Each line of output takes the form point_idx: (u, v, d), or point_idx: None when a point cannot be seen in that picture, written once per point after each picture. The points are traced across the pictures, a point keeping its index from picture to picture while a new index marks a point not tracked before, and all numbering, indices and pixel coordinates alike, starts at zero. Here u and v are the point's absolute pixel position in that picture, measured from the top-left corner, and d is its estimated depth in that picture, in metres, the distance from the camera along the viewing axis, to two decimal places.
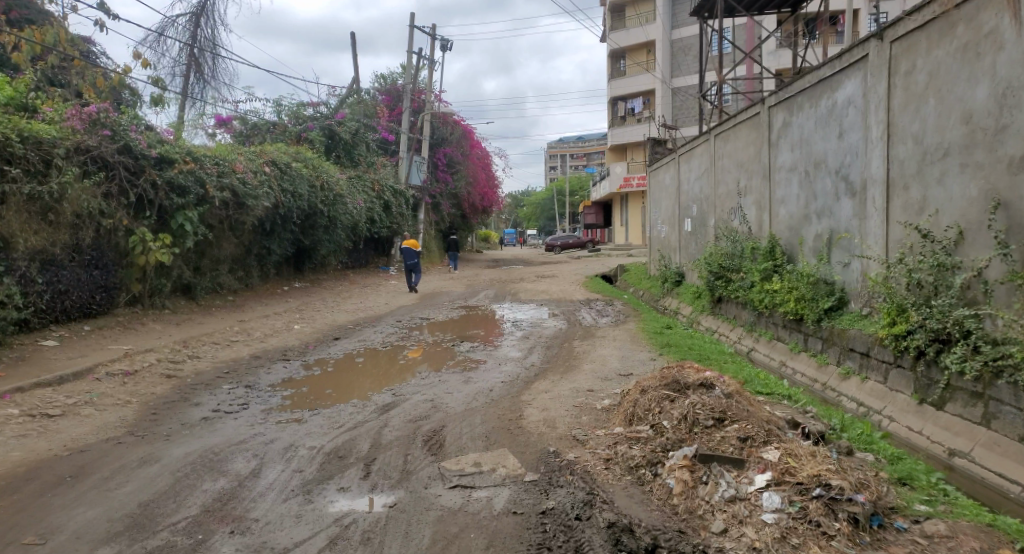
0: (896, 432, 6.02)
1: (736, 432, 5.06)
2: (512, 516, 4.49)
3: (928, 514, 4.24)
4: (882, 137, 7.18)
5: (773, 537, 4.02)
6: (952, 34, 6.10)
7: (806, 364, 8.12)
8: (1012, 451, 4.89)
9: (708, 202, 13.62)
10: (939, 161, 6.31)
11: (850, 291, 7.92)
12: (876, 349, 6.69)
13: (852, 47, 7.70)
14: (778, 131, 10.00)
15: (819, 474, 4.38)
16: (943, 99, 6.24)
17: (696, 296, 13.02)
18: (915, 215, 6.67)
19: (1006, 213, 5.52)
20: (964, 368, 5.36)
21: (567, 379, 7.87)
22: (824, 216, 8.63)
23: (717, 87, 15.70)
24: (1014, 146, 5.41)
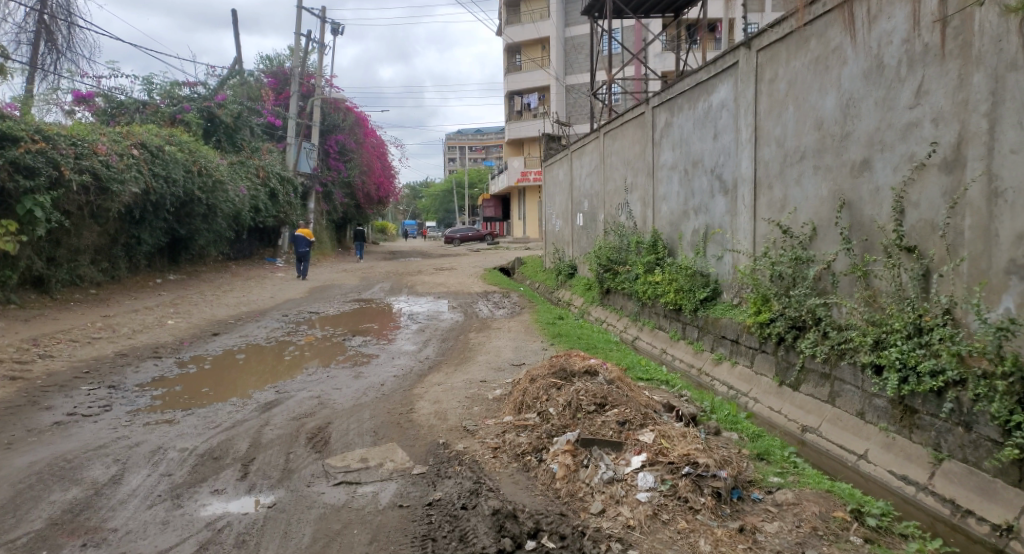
0: (759, 413, 6.54)
1: (615, 416, 5.30)
2: (397, 509, 4.48)
3: (779, 485, 4.64)
4: (750, 140, 7.73)
5: (646, 514, 4.24)
6: (806, 48, 6.65)
7: (683, 351, 8.61)
8: (851, 425, 5.43)
9: (598, 197, 14.06)
10: (797, 164, 6.88)
11: (723, 282, 8.48)
12: (744, 336, 7.21)
13: (725, 54, 8.22)
14: (660, 131, 10.51)
15: (688, 453, 4.67)
16: (799, 106, 6.79)
17: (587, 288, 13.44)
18: (778, 213, 7.23)
19: (850, 212, 6.09)
20: (815, 352, 5.89)
21: (461, 371, 7.90)
22: (701, 212, 9.16)
23: (608, 85, 16.10)
24: (856, 151, 5.97)
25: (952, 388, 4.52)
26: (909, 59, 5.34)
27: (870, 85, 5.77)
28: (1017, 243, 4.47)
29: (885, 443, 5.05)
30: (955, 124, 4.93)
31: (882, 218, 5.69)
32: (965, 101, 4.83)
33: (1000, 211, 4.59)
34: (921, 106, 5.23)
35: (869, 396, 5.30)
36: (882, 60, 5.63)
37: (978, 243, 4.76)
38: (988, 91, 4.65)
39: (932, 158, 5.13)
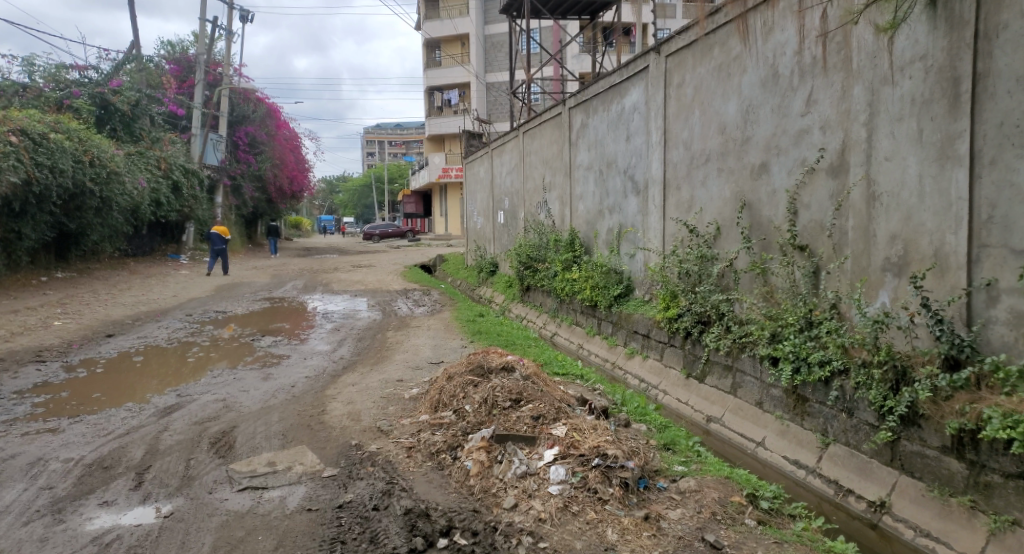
0: (668, 405, 6.79)
1: (530, 411, 5.36)
2: (305, 513, 4.35)
3: (683, 473, 4.83)
4: (660, 142, 8.00)
5: (557, 506, 4.28)
6: (710, 55, 6.94)
7: (599, 346, 8.81)
8: (750, 414, 5.73)
9: (518, 195, 14.18)
10: (702, 166, 7.18)
11: (635, 279, 8.73)
12: (655, 331, 7.46)
13: (636, 58, 8.47)
14: (577, 131, 10.71)
15: (598, 445, 4.78)
16: (704, 111, 7.09)
17: (508, 285, 13.52)
18: (685, 213, 7.52)
19: (750, 213, 6.41)
20: (719, 345, 6.18)
21: (377, 371, 7.77)
22: (615, 211, 9.40)
23: (527, 84, 16.20)
24: (756, 155, 6.29)
25: (837, 377, 4.83)
26: (800, 70, 5.67)
27: (767, 93, 6.09)
28: (891, 243, 4.83)
29: (781, 430, 5.36)
30: (839, 132, 5.28)
31: (778, 219, 6.03)
32: (848, 110, 5.18)
33: (877, 213, 4.94)
34: (810, 114, 5.56)
35: (767, 387, 5.61)
36: (777, 69, 5.95)
37: (859, 242, 5.11)
38: (866, 102, 5.00)
39: (821, 163, 5.48)
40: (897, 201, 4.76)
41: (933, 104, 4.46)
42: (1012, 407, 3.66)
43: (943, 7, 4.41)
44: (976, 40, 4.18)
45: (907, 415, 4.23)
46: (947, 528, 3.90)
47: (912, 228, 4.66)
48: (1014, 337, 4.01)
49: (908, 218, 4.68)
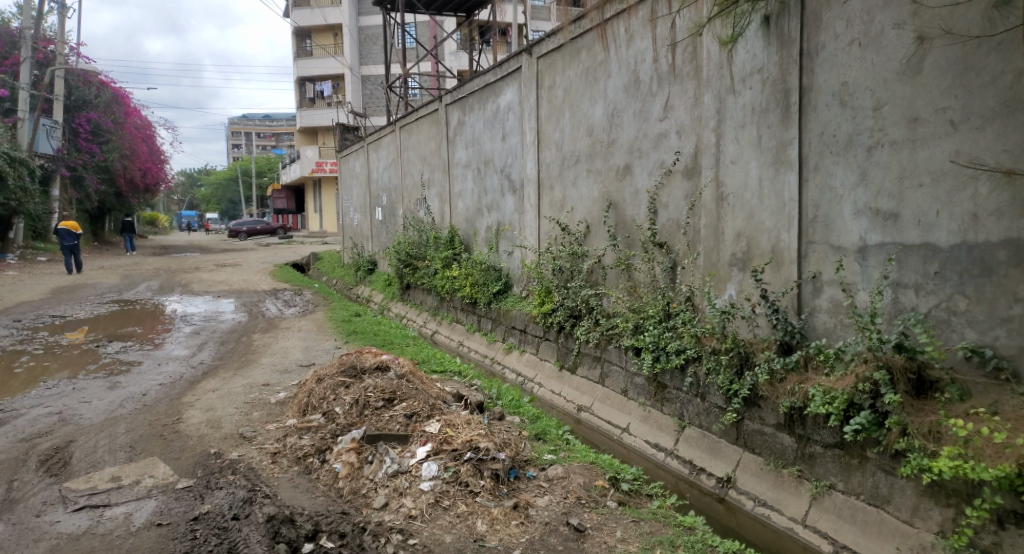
0: (542, 397, 6.99)
1: (403, 410, 5.32)
2: (154, 529, 4.06)
3: (552, 462, 4.98)
4: (534, 143, 8.20)
5: (428, 502, 4.27)
6: (578, 59, 7.21)
7: (478, 342, 8.89)
8: (616, 402, 6.03)
9: (396, 192, 13.99)
10: (572, 167, 7.44)
11: (513, 276, 8.89)
12: (531, 326, 7.64)
13: (509, 59, 8.63)
14: (453, 129, 10.73)
15: (471, 439, 4.82)
16: (573, 113, 7.35)
17: (387, 283, 13.29)
18: (558, 212, 7.78)
19: (616, 212, 6.74)
20: (589, 338, 6.45)
21: (241, 375, 7.38)
22: (493, 210, 9.52)
23: (403, 79, 15.93)
24: (620, 157, 6.62)
25: (691, 364, 5.18)
26: (658, 77, 6.02)
27: (629, 98, 6.41)
28: (736, 239, 5.26)
29: (643, 416, 5.68)
30: (692, 136, 5.67)
31: (640, 217, 6.38)
32: (699, 117, 5.57)
33: (725, 212, 5.36)
34: (668, 119, 5.92)
35: (631, 375, 5.92)
36: (638, 76, 6.29)
37: (710, 240, 5.52)
38: (714, 110, 5.40)
39: (677, 165, 5.86)
40: (741, 201, 5.19)
41: (769, 114, 4.89)
42: (830, 384, 4.04)
43: (774, 25, 4.85)
44: (801, 57, 4.64)
45: (749, 397, 4.62)
46: (780, 496, 4.27)
47: (753, 227, 5.10)
48: (834, 323, 4.49)
49: (750, 217, 5.12)
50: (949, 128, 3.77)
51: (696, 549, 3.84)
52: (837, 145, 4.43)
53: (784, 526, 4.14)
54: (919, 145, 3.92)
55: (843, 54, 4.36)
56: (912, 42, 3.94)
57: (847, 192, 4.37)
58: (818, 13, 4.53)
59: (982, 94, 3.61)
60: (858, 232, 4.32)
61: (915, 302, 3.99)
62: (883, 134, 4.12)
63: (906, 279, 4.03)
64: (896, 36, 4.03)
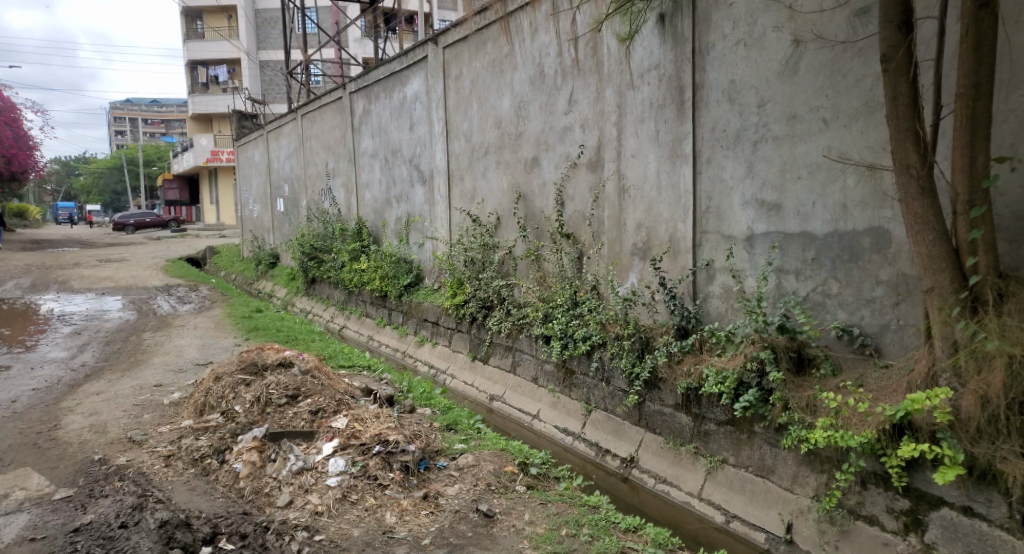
0: (455, 388, 7.02)
1: (308, 406, 5.21)
2: (27, 544, 3.79)
3: (462, 451, 5.02)
4: (442, 133, 8.18)
5: (335, 498, 4.20)
6: (484, 50, 7.25)
7: (389, 336, 8.78)
8: (527, 390, 6.15)
9: (299, 182, 13.54)
10: (482, 158, 7.48)
11: (425, 268, 8.84)
12: (443, 318, 7.64)
13: (415, 47, 8.54)
14: (359, 117, 10.52)
15: (379, 433, 4.79)
16: (481, 105, 7.38)
17: (291, 277, 12.87)
18: (469, 203, 7.81)
19: (525, 204, 6.85)
20: (500, 328, 6.53)
21: (129, 377, 6.97)
22: (402, 201, 9.42)
23: (304, 65, 15.35)
24: (528, 149, 6.72)
25: (597, 350, 5.36)
26: (562, 71, 6.15)
27: (535, 90, 6.52)
28: (637, 230, 5.48)
29: (552, 402, 5.83)
30: (595, 130, 5.84)
31: (548, 209, 6.51)
32: (602, 111, 5.74)
33: (627, 204, 5.57)
34: (572, 112, 6.07)
35: (541, 363, 6.04)
36: (543, 68, 6.40)
37: (613, 230, 5.73)
38: (616, 104, 5.59)
39: (581, 158, 6.02)
40: (641, 193, 5.41)
41: (665, 109, 5.12)
42: (721, 365, 4.30)
43: (669, 24, 5.07)
44: (693, 55, 4.88)
45: (650, 379, 4.83)
46: (678, 473, 4.51)
47: (652, 218, 5.33)
48: (726, 308, 4.80)
49: (649, 209, 5.35)
50: (822, 125, 4.08)
51: (600, 526, 3.98)
52: (726, 140, 4.69)
53: (682, 500, 4.37)
54: (797, 141, 4.22)
55: (730, 54, 4.62)
56: (790, 44, 4.23)
57: (736, 184, 4.65)
58: (708, 14, 4.77)
59: (849, 95, 3.93)
60: (745, 222, 4.61)
61: (795, 286, 4.31)
62: (766, 130, 4.41)
63: (787, 265, 4.35)
64: (776, 38, 4.31)
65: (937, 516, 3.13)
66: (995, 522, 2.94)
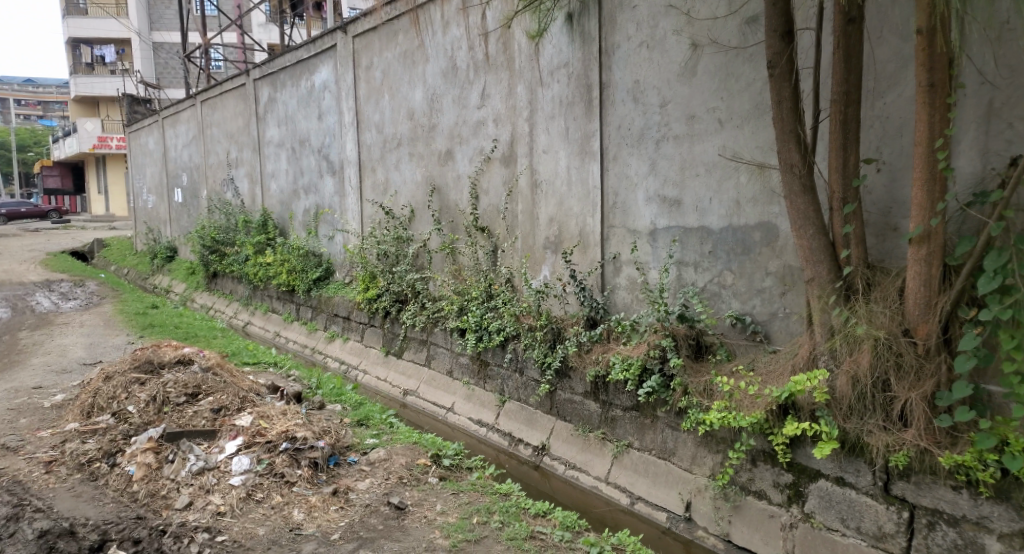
0: (368, 383, 6.93)
1: (209, 405, 5.00)
2: None
3: (374, 445, 4.96)
4: (352, 124, 8.03)
5: (239, 497, 4.07)
6: (395, 41, 7.17)
7: (297, 332, 8.53)
8: (441, 383, 6.16)
9: (199, 171, 12.89)
10: (394, 150, 7.40)
11: (335, 262, 8.65)
12: (355, 313, 7.51)
13: (324, 35, 8.32)
14: (264, 105, 10.13)
15: (287, 430, 4.66)
16: (393, 96, 7.30)
17: (190, 272, 12.24)
18: (381, 195, 7.71)
19: (439, 197, 6.84)
20: (414, 322, 6.49)
21: (4, 379, 6.44)
22: (311, 192, 9.17)
23: (203, 49, 14.59)
24: (441, 142, 6.71)
25: (511, 342, 5.43)
26: (474, 65, 6.18)
27: (448, 83, 6.52)
28: (549, 224, 5.60)
29: (467, 395, 5.86)
30: (508, 125, 5.91)
31: (463, 203, 6.54)
32: (513, 106, 5.82)
33: (539, 198, 5.67)
34: (485, 107, 6.12)
35: (456, 356, 6.07)
36: (455, 62, 6.41)
37: (526, 224, 5.83)
38: (527, 100, 5.68)
39: (495, 152, 6.08)
40: (552, 188, 5.53)
41: (574, 106, 5.26)
42: (627, 353, 4.49)
43: (577, 24, 5.20)
44: (600, 55, 5.03)
45: (561, 368, 4.95)
46: (587, 459, 4.66)
47: (563, 212, 5.46)
48: (632, 299, 4.99)
49: (561, 203, 5.47)
50: (718, 126, 4.31)
51: (511, 512, 4.06)
52: (631, 138, 4.87)
53: (591, 485, 4.52)
54: (696, 140, 4.45)
55: (634, 55, 4.80)
56: (688, 48, 4.44)
57: (640, 180, 4.84)
58: (613, 15, 4.93)
59: (741, 98, 4.17)
60: (649, 217, 4.81)
61: (694, 278, 4.55)
62: (668, 129, 4.62)
63: (687, 258, 4.57)
64: (676, 41, 4.52)
65: (815, 488, 3.39)
66: (862, 490, 3.21)
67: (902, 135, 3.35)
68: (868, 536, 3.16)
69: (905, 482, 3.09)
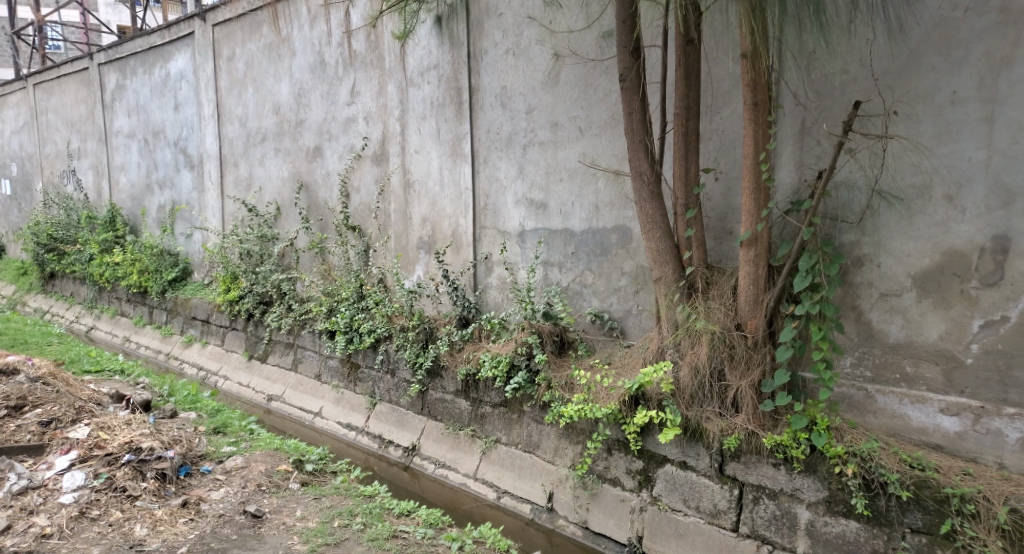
0: (229, 389, 6.60)
1: (38, 417, 4.56)
2: None
3: (231, 453, 4.73)
4: (212, 116, 7.60)
5: (70, 516, 3.75)
6: (258, 32, 6.88)
7: (150, 337, 7.94)
8: (309, 387, 5.99)
9: (32, 161, 11.64)
10: (259, 145, 7.09)
11: (193, 262, 8.14)
12: (215, 315, 7.11)
13: (180, 21, 7.82)
14: (111, 93, 9.33)
15: (130, 440, 4.34)
16: (257, 89, 6.99)
17: (22, 272, 11.02)
18: (244, 191, 7.36)
19: (307, 194, 6.64)
20: (280, 324, 6.25)
21: None
22: (165, 187, 8.57)
23: (35, 26, 13.16)
24: (309, 138, 6.52)
25: (382, 342, 5.37)
26: (342, 62, 6.07)
27: (316, 79, 6.34)
28: (422, 224, 5.61)
29: (336, 399, 5.74)
30: (379, 123, 5.85)
31: (332, 201, 6.39)
32: (384, 105, 5.77)
33: (411, 198, 5.67)
34: (355, 104, 6.01)
35: (324, 358, 5.91)
36: (323, 58, 6.25)
37: (399, 224, 5.80)
38: (398, 100, 5.65)
39: (365, 150, 6.00)
40: (424, 188, 5.55)
41: (445, 108, 5.30)
42: (496, 350, 4.59)
43: (445, 27, 5.24)
44: (469, 59, 5.11)
45: (432, 368, 4.97)
46: (456, 456, 4.71)
47: (435, 213, 5.50)
48: (502, 298, 5.11)
49: (433, 204, 5.50)
50: (578, 134, 4.52)
51: (374, 513, 4.03)
52: (499, 142, 4.99)
53: (459, 482, 4.58)
54: (559, 146, 4.64)
55: (501, 61, 4.92)
56: (551, 57, 4.62)
57: (509, 183, 4.97)
58: (480, 21, 5.02)
59: (599, 107, 4.40)
60: (518, 219, 4.94)
61: (559, 277, 4.73)
62: (533, 135, 4.77)
63: (552, 258, 4.75)
64: (539, 50, 4.69)
65: (663, 472, 3.65)
66: (701, 471, 3.50)
67: (735, 148, 3.69)
68: (706, 513, 3.47)
69: (736, 462, 3.40)
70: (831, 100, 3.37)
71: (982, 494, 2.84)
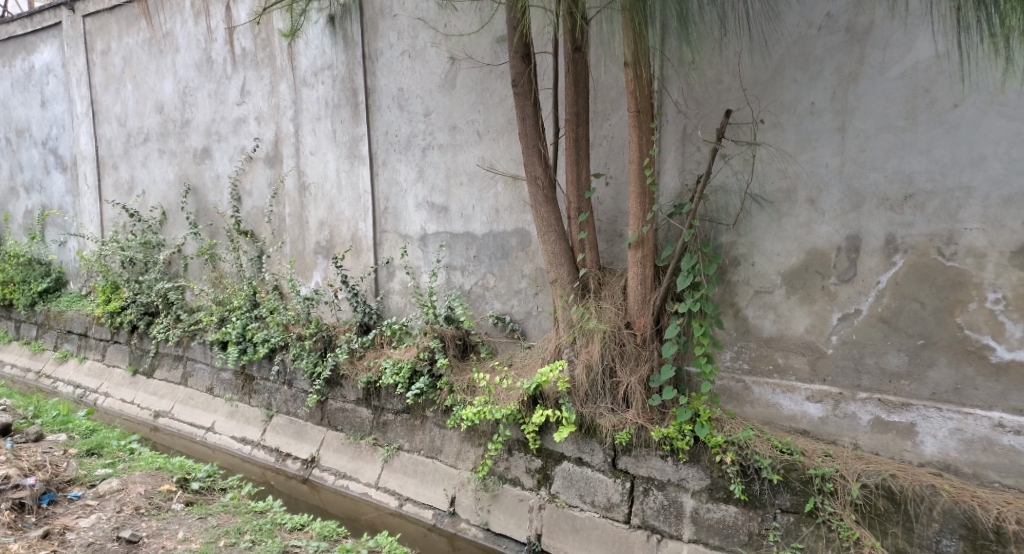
0: (112, 407, 6.17)
1: None
2: None
3: (105, 476, 4.40)
4: (87, 114, 7.09)
5: None
6: (136, 26, 6.48)
7: (18, 354, 7.29)
8: (200, 401, 5.69)
9: None
10: (140, 146, 6.68)
11: (69, 272, 7.55)
12: (93, 328, 6.61)
13: (47, 11, 7.25)
14: None
15: None
16: (138, 86, 6.58)
17: None
18: (125, 195, 6.91)
19: (195, 198, 6.31)
20: (167, 335, 5.90)
21: None
22: (34, 190, 7.90)
23: None
24: (196, 139, 6.21)
25: (279, 353, 5.16)
26: (231, 59, 5.81)
27: (202, 77, 6.05)
28: (320, 228, 5.46)
29: (229, 412, 5.48)
30: (271, 124, 5.64)
31: (222, 205, 6.11)
32: (276, 105, 5.58)
33: (307, 202, 5.51)
34: (245, 104, 5.78)
35: (216, 371, 5.62)
36: (209, 54, 5.97)
37: (295, 228, 5.62)
38: (290, 100, 5.48)
39: (257, 152, 5.78)
40: (321, 191, 5.40)
41: (340, 110, 5.19)
42: (398, 357, 4.53)
43: (338, 26, 5.13)
44: (364, 60, 5.03)
45: (332, 377, 4.83)
46: (357, 466, 4.61)
47: (333, 217, 5.37)
48: (404, 302, 5.06)
49: (330, 207, 5.37)
50: (476, 138, 4.54)
51: (263, 530, 3.87)
52: (397, 145, 4.94)
53: (360, 492, 4.49)
54: (458, 149, 4.64)
55: (396, 63, 4.87)
56: (446, 61, 4.62)
57: (408, 187, 4.93)
58: (375, 21, 4.95)
59: (495, 112, 4.45)
60: (419, 223, 4.91)
61: (461, 281, 4.73)
62: (431, 138, 4.76)
63: (454, 262, 4.75)
64: (435, 53, 4.68)
65: (560, 470, 3.72)
66: (596, 467, 3.60)
67: (623, 153, 3.84)
68: (600, 507, 3.57)
69: (627, 456, 3.52)
70: (707, 109, 3.56)
71: (839, 473, 3.09)
